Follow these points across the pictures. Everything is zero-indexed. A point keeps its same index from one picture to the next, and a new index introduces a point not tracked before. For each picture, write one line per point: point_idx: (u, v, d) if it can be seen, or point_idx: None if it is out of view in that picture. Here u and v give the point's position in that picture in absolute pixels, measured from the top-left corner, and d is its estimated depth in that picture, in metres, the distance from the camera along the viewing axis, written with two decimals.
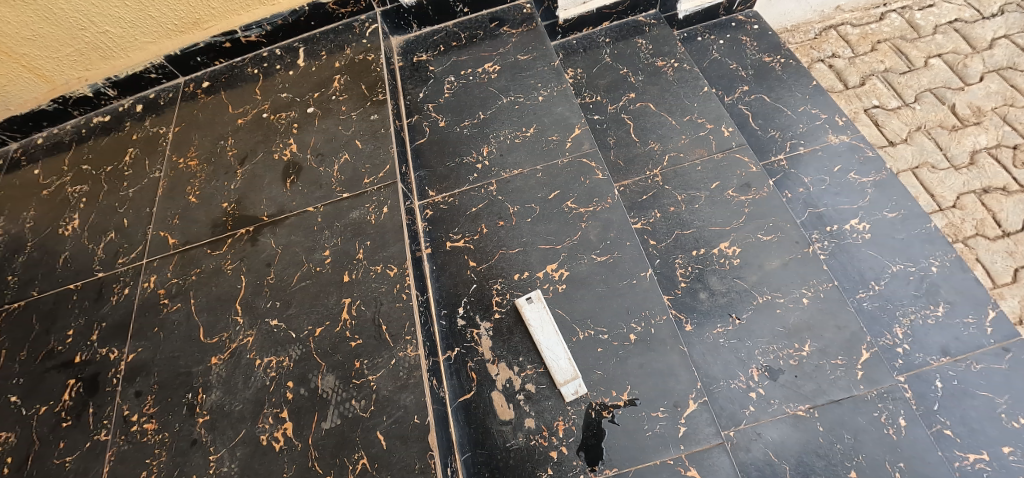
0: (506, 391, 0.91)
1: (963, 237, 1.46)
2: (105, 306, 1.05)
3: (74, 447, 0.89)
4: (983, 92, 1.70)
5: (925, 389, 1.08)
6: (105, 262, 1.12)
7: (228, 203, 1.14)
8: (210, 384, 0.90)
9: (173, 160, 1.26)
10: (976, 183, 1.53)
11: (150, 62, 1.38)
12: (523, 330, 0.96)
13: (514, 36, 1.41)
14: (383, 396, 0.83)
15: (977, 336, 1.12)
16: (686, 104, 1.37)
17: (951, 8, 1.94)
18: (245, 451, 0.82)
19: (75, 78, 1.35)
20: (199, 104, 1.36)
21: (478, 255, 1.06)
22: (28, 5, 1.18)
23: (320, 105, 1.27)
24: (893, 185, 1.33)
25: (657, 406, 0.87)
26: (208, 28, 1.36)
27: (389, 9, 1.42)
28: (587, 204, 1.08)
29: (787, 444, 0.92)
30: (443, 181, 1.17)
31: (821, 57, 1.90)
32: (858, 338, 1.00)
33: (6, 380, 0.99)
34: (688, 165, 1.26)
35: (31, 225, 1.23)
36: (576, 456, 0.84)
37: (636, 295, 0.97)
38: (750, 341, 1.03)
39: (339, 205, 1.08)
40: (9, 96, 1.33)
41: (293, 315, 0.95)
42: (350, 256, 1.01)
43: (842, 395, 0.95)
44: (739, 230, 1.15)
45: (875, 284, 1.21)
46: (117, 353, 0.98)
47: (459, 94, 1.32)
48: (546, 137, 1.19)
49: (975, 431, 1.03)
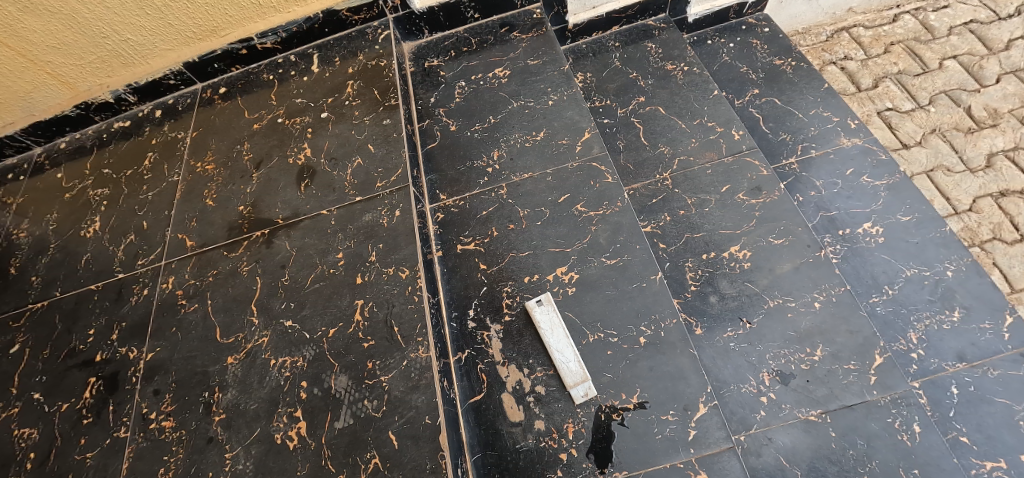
0: (516, 393, 0.92)
1: (979, 241, 1.44)
2: (126, 305, 1.08)
3: (95, 443, 0.91)
4: (999, 94, 1.68)
5: (941, 395, 1.06)
6: (125, 263, 1.15)
7: (244, 206, 1.16)
8: (227, 384, 0.92)
9: (191, 164, 1.29)
10: (993, 187, 1.51)
11: (169, 69, 1.42)
12: (533, 333, 0.97)
13: (524, 41, 1.43)
14: (394, 396, 0.84)
15: (994, 342, 1.11)
16: (697, 107, 1.37)
17: (966, 9, 1.92)
18: (260, 449, 0.84)
19: (97, 84, 1.40)
20: (216, 109, 1.39)
21: (489, 258, 1.07)
22: (54, 14, 1.22)
23: (334, 110, 1.29)
24: (907, 188, 1.32)
25: (667, 409, 0.87)
26: (225, 35, 1.39)
27: (401, 15, 1.45)
28: (597, 208, 1.09)
29: (798, 449, 0.92)
30: (454, 185, 1.19)
31: (832, 59, 1.89)
32: (872, 343, 0.99)
33: (30, 378, 1.02)
34: (699, 168, 1.26)
35: (54, 227, 1.27)
36: (586, 458, 0.85)
37: (646, 299, 0.97)
38: (761, 345, 1.03)
39: (352, 208, 1.10)
40: (34, 102, 1.38)
41: (307, 316, 0.97)
42: (363, 259, 1.02)
43: (855, 400, 0.95)
44: (749, 234, 1.15)
45: (888, 288, 1.20)
46: (137, 352, 1.00)
47: (470, 98, 1.33)
48: (556, 141, 1.20)
49: (992, 438, 1.01)
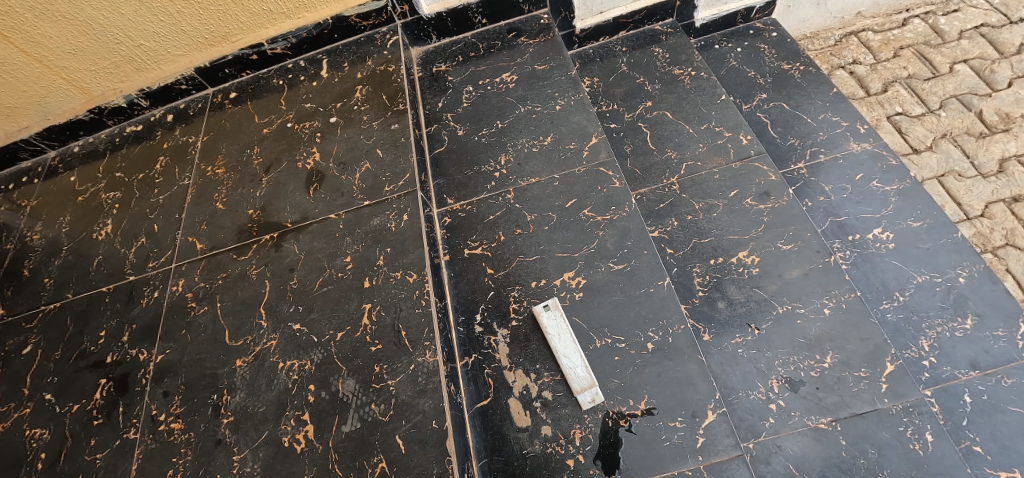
0: (522, 398, 0.92)
1: (992, 247, 1.42)
2: (136, 307, 1.09)
3: (105, 444, 0.92)
4: (1012, 98, 1.65)
5: (953, 403, 1.05)
6: (136, 266, 1.16)
7: (253, 210, 1.17)
8: (234, 386, 0.93)
9: (201, 168, 1.30)
10: (1005, 192, 1.49)
11: (181, 74, 1.43)
12: (541, 338, 0.97)
13: (531, 46, 1.43)
14: (401, 400, 0.84)
15: (1008, 350, 1.09)
16: (705, 112, 1.37)
17: (977, 13, 1.90)
18: (267, 452, 0.84)
19: (111, 89, 1.42)
20: (227, 114, 1.41)
21: (495, 263, 1.07)
22: (69, 21, 1.24)
23: (343, 115, 1.30)
24: (918, 194, 1.30)
25: (675, 416, 0.86)
26: (236, 42, 1.41)
27: (409, 21, 1.46)
28: (604, 213, 1.09)
29: (808, 458, 0.90)
30: (461, 190, 1.19)
31: (841, 64, 1.88)
32: (883, 351, 0.98)
33: (41, 379, 1.03)
34: (707, 173, 1.26)
35: (67, 229, 1.28)
36: (593, 465, 0.84)
37: (654, 304, 0.97)
38: (770, 352, 1.02)
39: (360, 212, 1.11)
40: (49, 106, 1.40)
41: (315, 320, 0.97)
42: (370, 262, 1.03)
43: (865, 408, 0.94)
44: (757, 239, 1.14)
45: (899, 294, 1.19)
46: (146, 354, 1.01)
47: (477, 103, 1.34)
48: (563, 146, 1.20)
49: (1007, 447, 1.00)
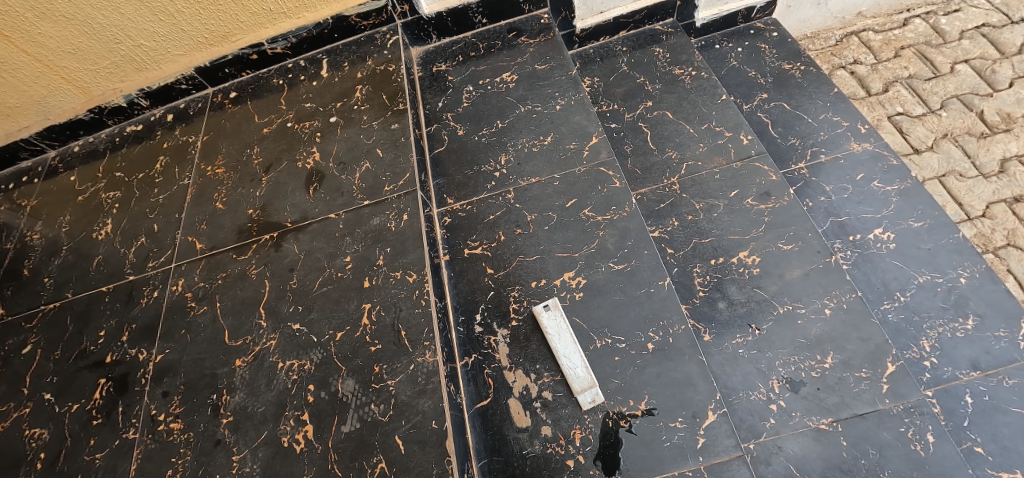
0: (522, 398, 0.91)
1: (993, 248, 1.42)
2: (136, 307, 1.09)
3: (104, 444, 0.92)
4: (1013, 98, 1.65)
5: (954, 404, 1.05)
6: (136, 265, 1.16)
7: (253, 209, 1.17)
8: (234, 386, 0.93)
9: (201, 168, 1.30)
10: (1006, 192, 1.49)
11: (181, 74, 1.43)
12: (541, 338, 0.96)
13: (531, 46, 1.43)
14: (401, 400, 0.84)
15: (1009, 350, 1.09)
16: (705, 112, 1.37)
17: (978, 13, 1.90)
18: (267, 452, 0.84)
19: (111, 89, 1.42)
20: (227, 113, 1.41)
21: (495, 263, 1.07)
22: (69, 20, 1.24)
23: (343, 114, 1.30)
24: (919, 194, 1.30)
25: (675, 416, 0.86)
26: (236, 41, 1.41)
27: (409, 21, 1.46)
28: (604, 213, 1.08)
29: (809, 458, 0.90)
30: (461, 189, 1.19)
31: (842, 64, 1.88)
32: (883, 351, 0.98)
33: (41, 379, 1.03)
34: (707, 173, 1.25)
35: (67, 229, 1.28)
36: (593, 466, 0.84)
37: (654, 304, 0.96)
38: (771, 352, 1.02)
39: (360, 212, 1.11)
40: (49, 106, 1.40)
41: (315, 320, 0.97)
42: (370, 262, 1.02)
43: (866, 409, 0.93)
44: (758, 239, 1.14)
45: (900, 295, 1.18)
46: (146, 354, 1.01)
47: (477, 103, 1.34)
48: (563, 146, 1.20)
49: (1008, 448, 0.99)
